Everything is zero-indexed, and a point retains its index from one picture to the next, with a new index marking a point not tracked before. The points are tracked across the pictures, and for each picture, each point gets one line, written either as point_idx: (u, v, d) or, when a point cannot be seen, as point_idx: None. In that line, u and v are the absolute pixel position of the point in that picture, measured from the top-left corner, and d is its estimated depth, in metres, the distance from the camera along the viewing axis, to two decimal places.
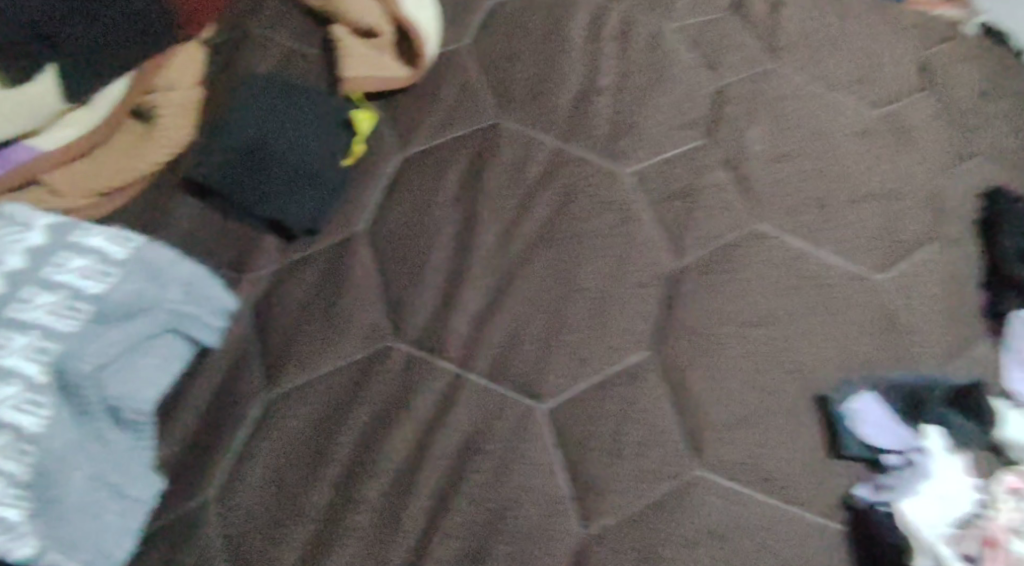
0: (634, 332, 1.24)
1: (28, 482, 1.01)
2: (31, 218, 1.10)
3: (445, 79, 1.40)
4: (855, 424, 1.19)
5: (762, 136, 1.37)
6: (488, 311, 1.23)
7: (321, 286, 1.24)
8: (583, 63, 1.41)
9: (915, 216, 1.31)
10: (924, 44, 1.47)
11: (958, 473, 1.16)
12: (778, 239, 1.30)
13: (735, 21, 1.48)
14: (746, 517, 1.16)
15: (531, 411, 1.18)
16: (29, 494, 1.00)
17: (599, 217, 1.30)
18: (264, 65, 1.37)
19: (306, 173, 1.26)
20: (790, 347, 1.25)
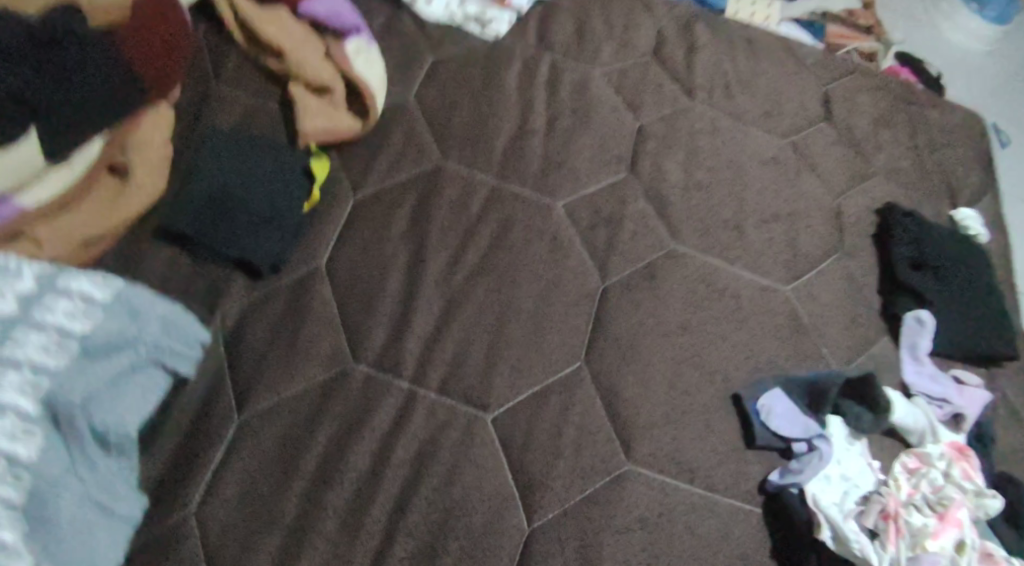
0: (567, 342, 1.27)
1: (27, 510, 0.98)
2: (16, 263, 1.07)
3: (398, 117, 1.38)
4: (765, 417, 1.28)
5: (679, 167, 1.47)
6: (439, 329, 1.23)
7: (270, 296, 1.21)
8: (516, 86, 1.46)
9: (812, 238, 1.50)
10: (806, 101, 1.68)
11: (858, 458, 1.33)
12: (692, 257, 1.39)
13: (653, 63, 1.59)
14: (672, 508, 1.21)
15: (476, 421, 1.19)
16: (26, 520, 0.98)
17: (536, 243, 1.32)
18: (213, 96, 1.31)
19: (269, 216, 1.21)
20: (710, 356, 1.33)
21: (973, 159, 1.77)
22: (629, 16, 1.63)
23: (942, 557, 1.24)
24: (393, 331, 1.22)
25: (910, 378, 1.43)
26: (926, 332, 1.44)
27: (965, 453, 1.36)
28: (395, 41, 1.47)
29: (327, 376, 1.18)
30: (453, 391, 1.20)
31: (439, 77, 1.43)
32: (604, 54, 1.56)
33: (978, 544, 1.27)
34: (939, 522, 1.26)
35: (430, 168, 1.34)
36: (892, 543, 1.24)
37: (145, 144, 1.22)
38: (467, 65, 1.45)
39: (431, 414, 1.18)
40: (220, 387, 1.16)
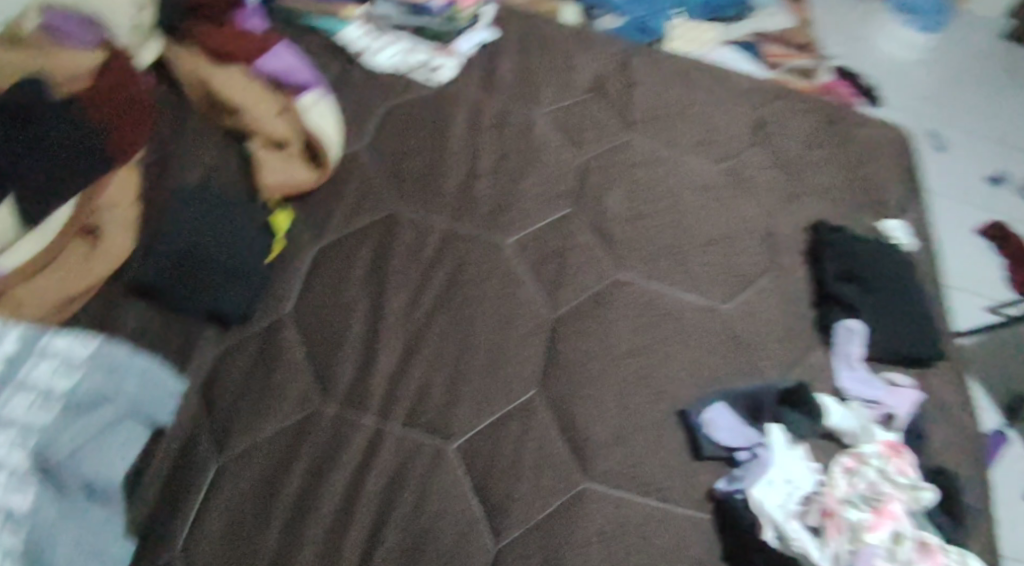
0: (523, 370, 1.36)
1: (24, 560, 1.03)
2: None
3: (353, 168, 1.47)
4: (710, 429, 1.39)
5: (621, 199, 1.58)
6: (402, 366, 1.31)
7: (240, 344, 1.28)
8: (465, 132, 1.56)
9: (748, 257, 1.61)
10: (739, 128, 1.80)
11: (800, 461, 1.42)
12: (636, 283, 1.49)
13: (593, 100, 1.70)
14: (627, 519, 1.30)
15: (442, 450, 1.27)
16: None
17: (489, 280, 1.41)
18: (179, 156, 1.38)
19: (236, 269, 1.29)
20: (657, 375, 1.43)
21: (899, 173, 1.89)
22: (569, 58, 1.74)
23: (879, 549, 1.33)
24: (359, 370, 1.29)
25: (845, 383, 1.54)
26: (856, 339, 1.55)
27: (899, 451, 1.46)
28: (347, 95, 1.57)
29: (297, 416, 1.25)
30: (418, 423, 1.28)
31: (390, 128, 1.53)
32: (546, 96, 1.66)
33: (916, 534, 1.37)
34: (875, 516, 1.36)
35: (387, 215, 1.43)
36: (831, 539, 1.35)
37: (114, 206, 1.28)
38: (415, 115, 1.56)
39: (398, 446, 1.26)
40: (197, 434, 1.23)
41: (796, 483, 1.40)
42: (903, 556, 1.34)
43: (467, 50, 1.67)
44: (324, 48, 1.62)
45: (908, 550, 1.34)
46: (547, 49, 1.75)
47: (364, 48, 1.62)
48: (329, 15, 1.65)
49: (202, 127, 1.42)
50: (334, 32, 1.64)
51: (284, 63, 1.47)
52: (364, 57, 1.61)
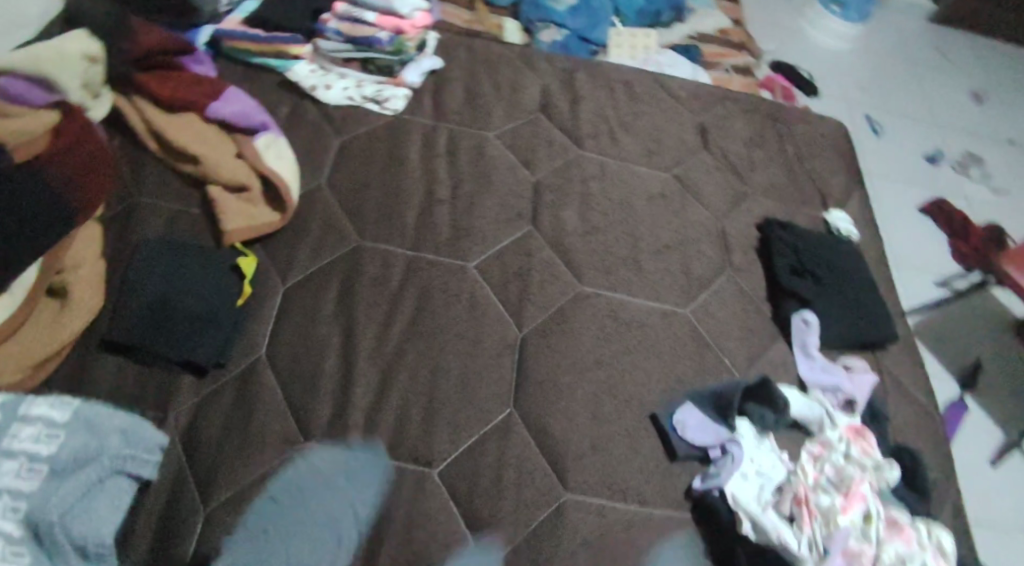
0: (498, 391, 1.40)
1: None
2: None
3: (313, 206, 1.49)
4: (681, 430, 1.44)
5: (577, 215, 1.62)
6: (379, 399, 1.34)
7: (217, 390, 1.29)
8: (419, 161, 1.59)
9: (703, 260, 1.66)
10: (683, 134, 1.85)
11: (770, 452, 1.49)
12: (598, 295, 1.54)
13: (541, 119, 1.74)
14: (610, 526, 1.34)
15: (425, 476, 1.30)
16: None
17: (456, 306, 1.44)
18: (140, 212, 1.40)
19: (208, 316, 1.31)
20: (625, 382, 1.47)
21: (839, 165, 1.96)
22: (514, 78, 1.78)
23: (852, 530, 1.40)
24: (337, 406, 1.31)
25: (805, 373, 1.60)
26: (812, 330, 1.62)
27: (862, 434, 1.54)
28: (300, 133, 1.59)
29: (282, 457, 1.26)
30: (399, 452, 1.30)
31: (346, 161, 1.55)
32: (495, 119, 1.70)
33: (885, 513, 1.44)
34: (846, 499, 1.42)
35: (350, 249, 1.45)
36: (807, 525, 1.41)
37: (79, 264, 1.31)
38: (369, 147, 1.58)
39: (383, 477, 1.28)
40: (182, 484, 1.22)
41: (768, 475, 1.46)
42: (875, 535, 1.40)
43: (415, 81, 1.70)
44: (273, 89, 1.65)
45: (879, 529, 1.41)
46: (492, 72, 1.78)
47: (316, 84, 1.65)
48: (278, 52, 1.67)
49: (161, 181, 1.44)
50: (285, 69, 1.66)
51: (237, 108, 1.52)
52: (317, 93, 1.64)
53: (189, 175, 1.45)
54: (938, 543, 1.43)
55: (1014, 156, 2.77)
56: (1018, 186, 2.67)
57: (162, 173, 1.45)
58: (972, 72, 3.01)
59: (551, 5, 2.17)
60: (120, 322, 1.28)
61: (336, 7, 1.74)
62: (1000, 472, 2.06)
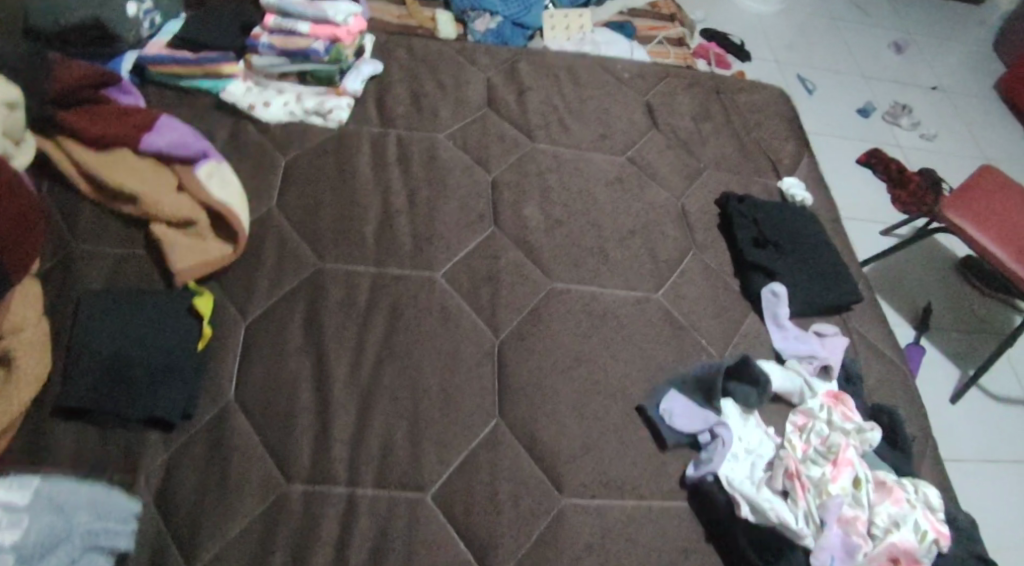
0: (481, 403, 1.35)
1: None
2: None
3: (265, 237, 1.43)
4: (669, 420, 1.41)
5: (537, 210, 1.58)
6: (361, 429, 1.28)
7: (187, 443, 1.23)
8: (371, 173, 1.54)
9: (668, 241, 1.64)
10: (632, 114, 1.82)
11: (757, 430, 1.46)
12: (569, 290, 1.50)
13: (489, 115, 1.70)
14: (612, 525, 1.31)
15: (418, 502, 1.25)
16: None
17: (427, 320, 1.39)
18: (81, 264, 1.33)
19: (169, 365, 1.25)
20: (608, 376, 1.44)
21: (785, 129, 1.96)
22: (455, 77, 1.74)
23: (844, 497, 1.38)
24: (318, 441, 1.26)
25: (780, 344, 1.58)
26: (783, 301, 1.60)
27: (841, 398, 1.51)
28: (243, 159, 1.52)
29: (266, 502, 1.21)
30: (388, 481, 1.25)
31: (295, 184, 1.50)
32: (442, 121, 1.66)
33: (872, 476, 1.43)
34: (835, 467, 1.40)
35: (310, 274, 1.40)
36: (801, 498, 1.37)
37: (21, 327, 1.22)
38: (317, 167, 1.52)
39: (374, 509, 1.23)
40: (163, 547, 1.16)
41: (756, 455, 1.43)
42: (865, 499, 1.39)
43: (357, 88, 1.65)
44: (208, 113, 1.58)
45: (869, 492, 1.39)
46: (433, 73, 1.74)
47: (253, 102, 1.60)
48: (208, 73, 1.61)
49: (101, 229, 1.37)
50: (219, 90, 1.60)
51: (171, 138, 1.44)
52: (256, 112, 1.59)
53: (129, 216, 1.38)
54: (925, 499, 1.42)
55: (942, 101, 2.82)
56: (950, 131, 2.73)
57: (100, 220, 1.38)
58: (892, 24, 3.06)
59: None
60: (74, 385, 1.21)
61: (266, 20, 1.67)
62: (961, 408, 2.07)
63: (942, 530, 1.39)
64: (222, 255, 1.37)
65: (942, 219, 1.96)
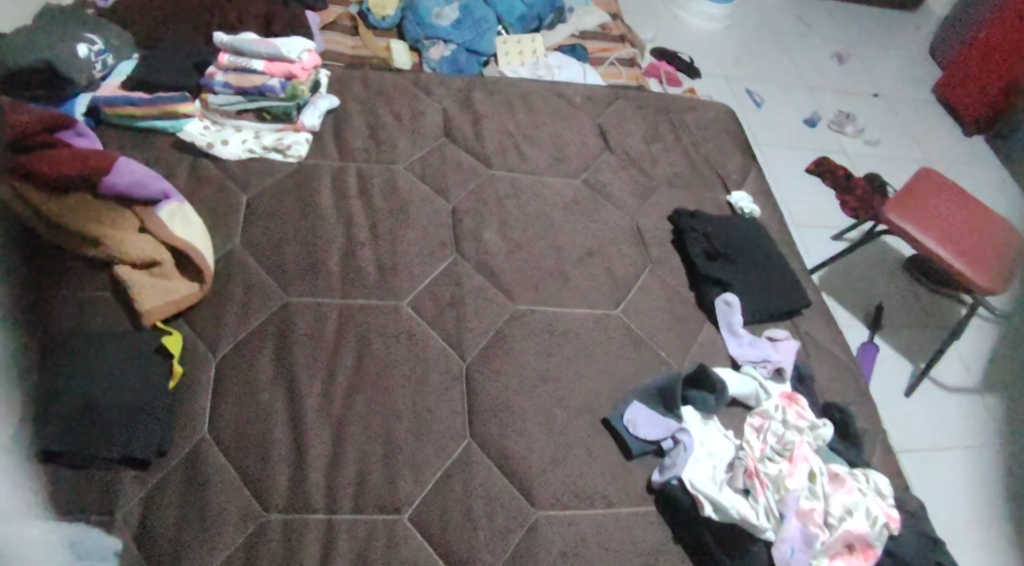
0: (451, 425, 1.41)
1: None
2: None
3: (230, 275, 1.46)
4: (632, 429, 1.46)
5: (497, 235, 1.64)
6: (334, 458, 1.33)
7: (163, 482, 1.26)
8: (332, 206, 1.59)
9: (625, 258, 1.71)
10: (586, 138, 1.90)
11: (718, 433, 1.53)
12: (532, 311, 1.56)
13: (447, 143, 1.76)
14: (584, 533, 1.37)
15: (395, 525, 1.30)
16: None
17: (393, 349, 1.45)
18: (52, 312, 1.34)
19: (140, 405, 1.28)
20: (572, 391, 1.50)
21: (732, 143, 2.04)
22: (413, 108, 1.80)
23: (800, 491, 1.44)
24: (291, 476, 1.30)
25: (734, 351, 1.65)
26: (736, 310, 1.67)
27: (795, 398, 1.60)
28: (206, 197, 1.55)
29: (243, 536, 1.24)
30: (367, 505, 1.30)
31: (259, 219, 1.54)
32: (402, 152, 1.72)
33: (826, 468, 1.49)
34: (790, 464, 1.47)
35: (278, 308, 1.44)
36: (762, 494, 1.44)
37: None
38: (281, 203, 1.57)
39: (353, 534, 1.27)
40: None
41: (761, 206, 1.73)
42: (821, 491, 1.45)
43: (315, 120, 1.70)
44: (169, 153, 1.61)
45: (824, 485, 1.46)
46: (389, 105, 1.80)
47: (212, 140, 1.63)
48: (165, 113, 1.62)
49: (63, 274, 1.39)
50: (178, 130, 1.63)
51: (130, 178, 1.45)
52: (214, 149, 1.62)
53: (99, 260, 1.41)
54: (876, 487, 1.49)
55: (882, 108, 2.93)
56: (892, 135, 2.84)
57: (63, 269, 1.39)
58: (832, 37, 3.17)
59: (435, 22, 2.17)
60: (52, 432, 1.23)
61: (219, 59, 1.72)
62: (916, 400, 2.15)
63: (892, 514, 1.46)
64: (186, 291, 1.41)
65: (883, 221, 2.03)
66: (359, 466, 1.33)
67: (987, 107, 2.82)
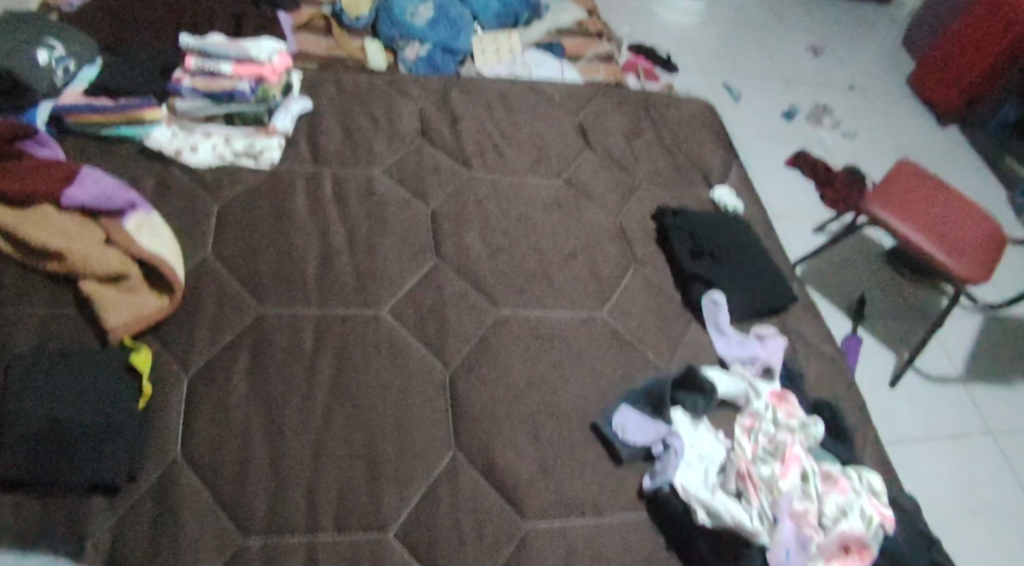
0: (436, 434, 1.37)
1: None
2: None
3: (202, 287, 1.41)
4: (622, 435, 1.43)
5: (478, 237, 1.60)
6: (314, 475, 1.28)
7: (136, 504, 1.22)
8: (307, 212, 1.54)
9: (611, 258, 1.67)
10: (566, 137, 1.86)
11: (708, 436, 1.49)
12: (516, 315, 1.52)
13: (424, 145, 1.72)
14: (575, 543, 1.34)
15: (380, 543, 1.26)
16: None
17: (374, 359, 1.40)
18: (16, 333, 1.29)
19: (107, 427, 1.23)
20: (559, 397, 1.46)
21: (714, 139, 2.01)
22: (388, 110, 1.76)
23: (794, 492, 1.42)
24: (265, 494, 1.25)
25: (723, 350, 1.62)
26: (722, 309, 1.64)
27: (785, 397, 1.55)
28: (175, 206, 1.50)
29: (221, 560, 1.20)
30: (350, 523, 1.26)
31: (231, 227, 1.49)
32: (378, 153, 1.67)
33: (819, 468, 1.46)
34: (783, 465, 1.44)
35: (253, 320, 1.39)
36: (754, 498, 1.42)
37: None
38: (253, 209, 1.52)
39: (336, 554, 1.23)
40: None
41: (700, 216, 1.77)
42: (814, 492, 1.43)
43: (286, 125, 1.64)
44: (134, 160, 1.55)
45: (817, 485, 1.43)
46: (364, 106, 1.75)
47: (180, 147, 1.57)
48: (131, 119, 1.57)
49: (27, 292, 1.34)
50: (142, 137, 1.57)
51: (97, 191, 1.41)
52: (183, 157, 1.56)
53: (64, 276, 1.35)
54: (869, 486, 1.47)
55: (859, 100, 2.92)
56: (870, 128, 2.82)
57: (26, 286, 1.34)
58: (808, 29, 3.16)
59: (410, 20, 2.13)
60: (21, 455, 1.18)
61: (185, 63, 1.66)
62: (900, 392, 2.15)
63: (887, 513, 1.43)
64: (151, 307, 1.35)
65: (866, 213, 2.04)
66: (342, 481, 1.29)
67: (959, 94, 2.81)
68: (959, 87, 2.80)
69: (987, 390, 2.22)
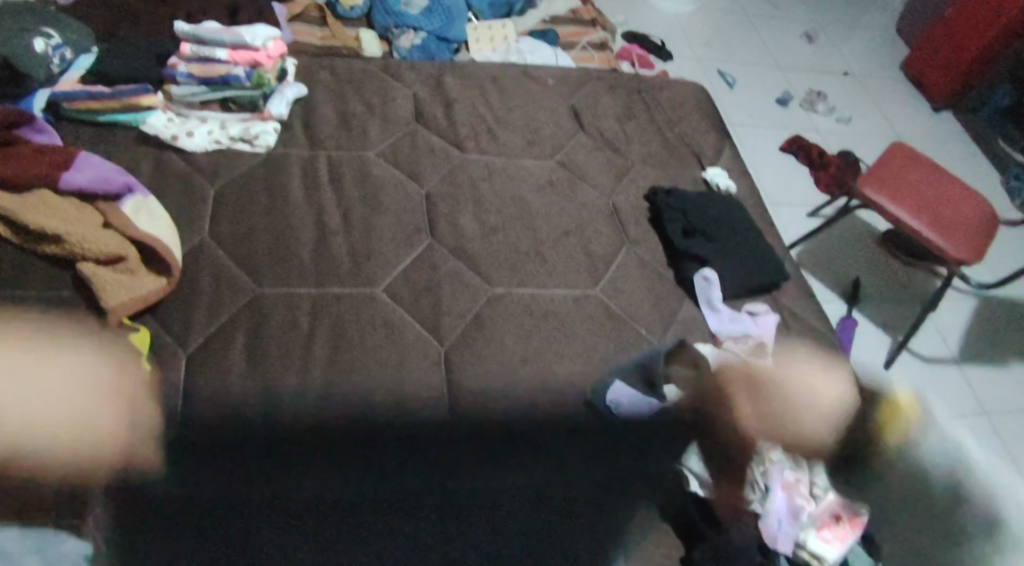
0: (434, 410, 1.39)
1: None
2: None
3: (200, 268, 1.43)
4: (616, 408, 1.45)
5: (472, 218, 1.62)
6: (312, 453, 1.31)
7: (134, 477, 1.25)
8: (303, 194, 1.56)
9: (604, 238, 1.70)
10: (559, 120, 1.88)
11: (704, 411, 1.50)
12: (510, 294, 1.54)
13: (418, 129, 1.74)
14: (570, 517, 1.39)
15: (376, 511, 1.35)
16: None
17: (368, 337, 1.42)
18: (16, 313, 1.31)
19: (106, 406, 1.26)
20: (554, 372, 1.48)
21: (705, 121, 2.03)
22: (382, 95, 1.78)
23: (785, 463, 1.46)
24: (264, 472, 1.29)
25: (716, 326, 1.63)
26: (714, 285, 1.66)
27: (781, 371, 1.56)
28: (173, 188, 1.52)
29: (228, 531, 1.28)
30: (349, 497, 1.33)
31: (228, 210, 1.51)
32: (372, 137, 1.69)
33: (806, 441, 1.52)
34: (772, 437, 1.49)
35: (248, 300, 1.41)
36: (746, 469, 1.45)
37: None
38: (249, 192, 1.54)
39: (336, 524, 1.33)
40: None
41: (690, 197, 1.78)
42: (803, 463, 1.48)
43: (281, 110, 1.66)
44: (131, 145, 1.57)
45: (808, 457, 1.48)
46: (359, 92, 1.77)
47: (176, 132, 1.59)
48: (127, 106, 1.59)
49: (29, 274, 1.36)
50: (139, 122, 1.59)
51: (94, 174, 1.43)
52: (179, 141, 1.58)
53: (63, 258, 1.37)
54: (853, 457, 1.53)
55: (852, 85, 2.95)
56: (863, 113, 2.85)
57: (28, 269, 1.37)
58: (802, 16, 3.18)
59: (403, 10, 2.15)
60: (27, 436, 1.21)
61: (182, 49, 1.69)
62: (895, 372, 2.16)
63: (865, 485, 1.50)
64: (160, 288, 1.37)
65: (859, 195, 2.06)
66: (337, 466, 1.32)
67: (954, 78, 2.82)
68: (953, 71, 2.80)
69: (982, 370, 2.24)
